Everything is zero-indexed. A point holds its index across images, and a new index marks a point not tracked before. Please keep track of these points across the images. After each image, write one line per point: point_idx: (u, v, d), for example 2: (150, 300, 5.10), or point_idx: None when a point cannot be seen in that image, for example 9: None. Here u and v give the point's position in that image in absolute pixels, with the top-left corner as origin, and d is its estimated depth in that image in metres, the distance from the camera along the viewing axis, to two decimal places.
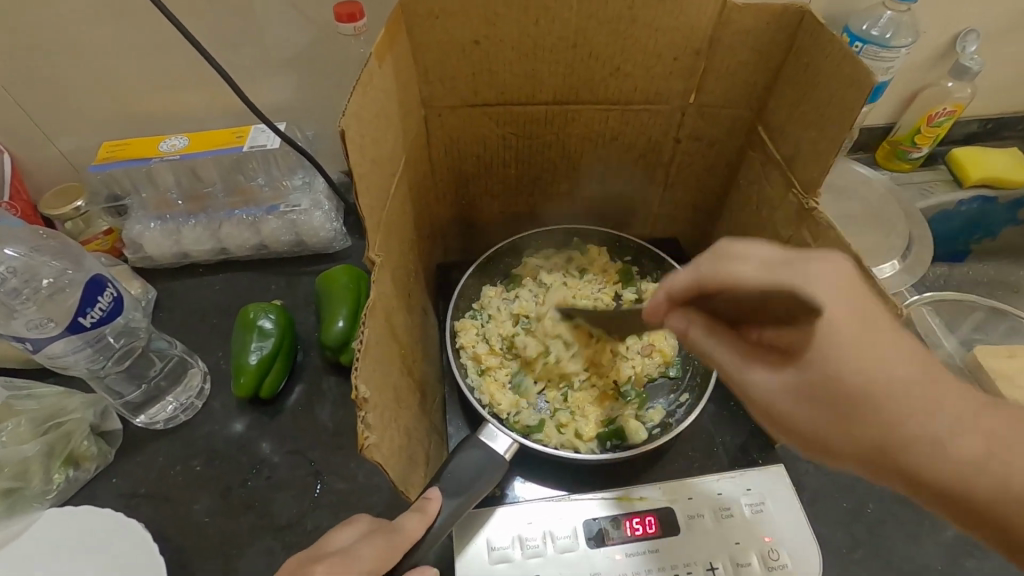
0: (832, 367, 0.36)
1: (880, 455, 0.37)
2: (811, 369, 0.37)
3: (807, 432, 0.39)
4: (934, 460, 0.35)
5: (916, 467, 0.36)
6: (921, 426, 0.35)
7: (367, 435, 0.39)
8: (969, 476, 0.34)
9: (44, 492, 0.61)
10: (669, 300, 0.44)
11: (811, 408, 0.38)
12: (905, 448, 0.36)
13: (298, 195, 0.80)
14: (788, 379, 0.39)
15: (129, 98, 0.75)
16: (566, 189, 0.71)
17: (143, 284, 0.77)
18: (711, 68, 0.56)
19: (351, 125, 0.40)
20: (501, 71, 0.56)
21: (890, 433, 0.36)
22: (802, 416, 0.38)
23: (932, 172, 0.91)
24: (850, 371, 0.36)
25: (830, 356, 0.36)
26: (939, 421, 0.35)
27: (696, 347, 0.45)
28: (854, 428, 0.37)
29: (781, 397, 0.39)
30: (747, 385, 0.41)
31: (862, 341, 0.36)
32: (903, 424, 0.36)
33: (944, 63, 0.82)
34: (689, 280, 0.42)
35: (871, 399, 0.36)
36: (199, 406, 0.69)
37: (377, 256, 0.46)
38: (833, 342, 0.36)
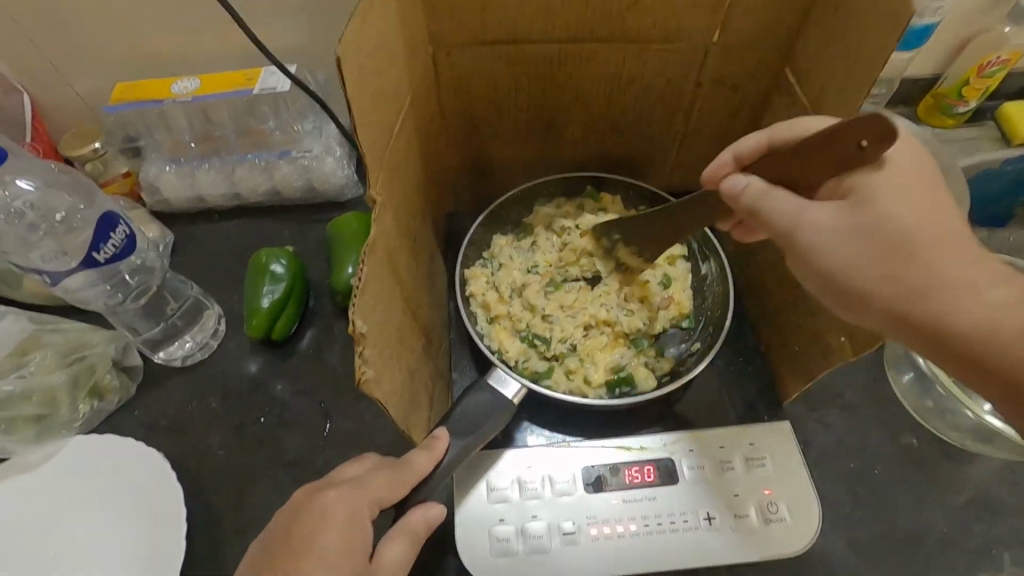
0: (885, 212, 0.41)
1: (909, 297, 0.41)
2: (866, 212, 0.41)
3: (847, 275, 0.42)
4: (955, 305, 0.40)
5: (936, 312, 0.40)
6: (949, 274, 0.40)
7: (364, 370, 0.39)
8: (982, 324, 0.40)
9: (71, 420, 0.64)
10: (735, 161, 0.50)
11: (859, 250, 0.42)
12: (940, 292, 0.40)
13: (310, 140, 0.79)
14: (845, 221, 0.42)
15: (140, 38, 0.74)
16: (581, 136, 0.69)
17: (160, 227, 0.78)
18: (739, 3, 0.52)
19: (347, 53, 0.38)
20: (512, 5, 0.53)
21: (926, 275, 0.40)
22: (842, 255, 0.42)
23: (978, 129, 0.85)
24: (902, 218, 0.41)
25: (886, 203, 0.41)
26: (970, 273, 0.40)
27: (751, 205, 0.45)
28: (897, 270, 0.41)
29: (839, 241, 0.42)
30: (802, 225, 0.43)
31: (915, 198, 0.41)
32: (938, 269, 0.40)
33: (1004, 5, 0.75)
34: (762, 141, 0.49)
35: (915, 245, 0.41)
36: (214, 345, 0.71)
37: (379, 195, 0.45)
38: (891, 192, 0.41)
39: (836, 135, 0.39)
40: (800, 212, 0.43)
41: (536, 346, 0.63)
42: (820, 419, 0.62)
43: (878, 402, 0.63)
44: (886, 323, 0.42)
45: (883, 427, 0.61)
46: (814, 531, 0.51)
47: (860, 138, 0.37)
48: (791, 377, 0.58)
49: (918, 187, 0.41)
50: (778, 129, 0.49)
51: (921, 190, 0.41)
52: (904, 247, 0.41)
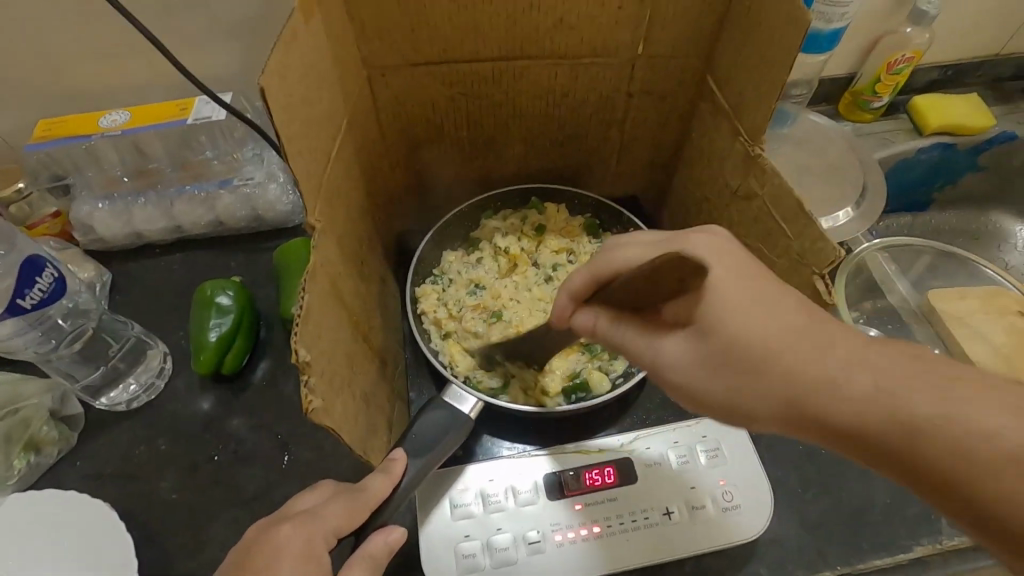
0: (724, 329, 0.37)
1: (793, 408, 0.35)
2: (711, 335, 0.38)
3: (718, 402, 0.39)
4: (846, 406, 0.34)
5: (830, 417, 0.34)
6: (813, 373, 0.35)
7: (311, 399, 0.39)
8: (872, 421, 0.33)
9: (5, 477, 0.61)
10: (573, 301, 0.46)
11: (716, 374, 0.38)
12: (826, 404, 0.34)
13: (251, 168, 0.78)
14: (695, 350, 0.39)
15: (62, 72, 0.71)
16: (522, 150, 0.70)
17: (96, 267, 0.75)
18: (658, 18, 0.55)
19: (272, 84, 0.38)
20: (442, 26, 0.54)
21: (790, 385, 0.35)
22: (706, 382, 0.39)
23: (894, 122, 0.91)
24: (742, 327, 0.37)
25: (722, 320, 0.37)
26: (844, 366, 0.35)
27: (606, 340, 0.45)
28: (759, 382, 0.37)
29: (690, 371, 0.39)
30: (662, 362, 0.41)
31: (747, 296, 0.37)
32: (810, 371, 0.35)
33: (903, 8, 0.81)
34: (587, 277, 0.44)
35: (768, 353, 0.36)
36: (160, 386, 0.68)
37: (318, 222, 0.45)
38: (717, 304, 0.37)
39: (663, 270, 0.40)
40: (656, 349, 0.41)
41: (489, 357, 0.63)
42: None
43: None
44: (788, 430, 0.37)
45: None
46: (767, 515, 0.53)
47: (682, 274, 0.39)
48: None
49: (738, 285, 0.38)
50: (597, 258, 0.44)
51: (742, 283, 0.38)
52: (756, 360, 0.36)
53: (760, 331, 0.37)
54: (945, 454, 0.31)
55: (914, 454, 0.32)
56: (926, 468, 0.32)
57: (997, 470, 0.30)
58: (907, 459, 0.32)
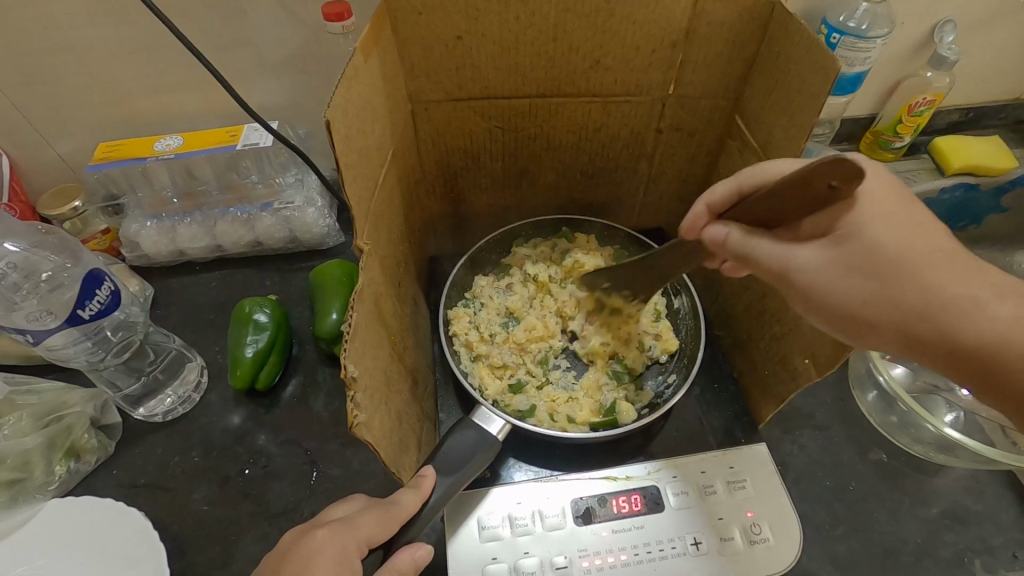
0: (873, 236, 0.42)
1: (913, 314, 0.42)
2: (854, 242, 0.42)
3: (842, 304, 0.43)
4: (963, 316, 0.42)
5: (951, 328, 0.42)
6: (943, 288, 0.42)
7: (356, 414, 0.41)
8: (986, 331, 0.42)
9: (46, 483, 0.62)
10: (709, 211, 0.50)
11: (854, 279, 0.43)
12: (944, 312, 0.42)
13: (292, 192, 0.81)
14: (835, 256, 0.43)
15: (123, 98, 0.76)
16: (554, 182, 0.73)
17: (140, 281, 0.78)
18: (690, 60, 0.58)
19: (335, 116, 0.42)
20: (484, 65, 0.57)
21: (925, 293, 0.42)
22: (841, 286, 0.43)
23: (916, 162, 0.93)
24: (888, 238, 0.42)
25: (871, 230, 0.42)
26: (971, 288, 0.42)
27: (738, 250, 0.45)
28: (888, 290, 0.42)
29: (830, 275, 0.43)
30: (793, 268, 0.43)
31: (893, 215, 0.43)
32: (935, 285, 0.42)
33: (923, 54, 0.83)
34: (732, 188, 0.49)
35: (907, 262, 0.42)
36: (196, 399, 0.70)
37: (365, 244, 0.47)
38: (868, 214, 0.42)
39: (809, 176, 0.37)
40: (787, 254, 0.43)
41: (518, 383, 0.65)
42: (794, 441, 0.64)
43: (848, 422, 0.66)
44: (900, 345, 0.43)
45: (855, 443, 0.64)
46: (796, 550, 0.53)
47: (830, 180, 0.36)
48: (765, 400, 0.61)
49: (888, 205, 0.43)
50: (746, 174, 0.48)
51: (895, 209, 0.43)
52: (898, 267, 0.42)
53: (900, 243, 0.42)
54: None
55: (997, 357, 0.41)
56: (1005, 362, 0.41)
57: None
58: (984, 362, 0.42)
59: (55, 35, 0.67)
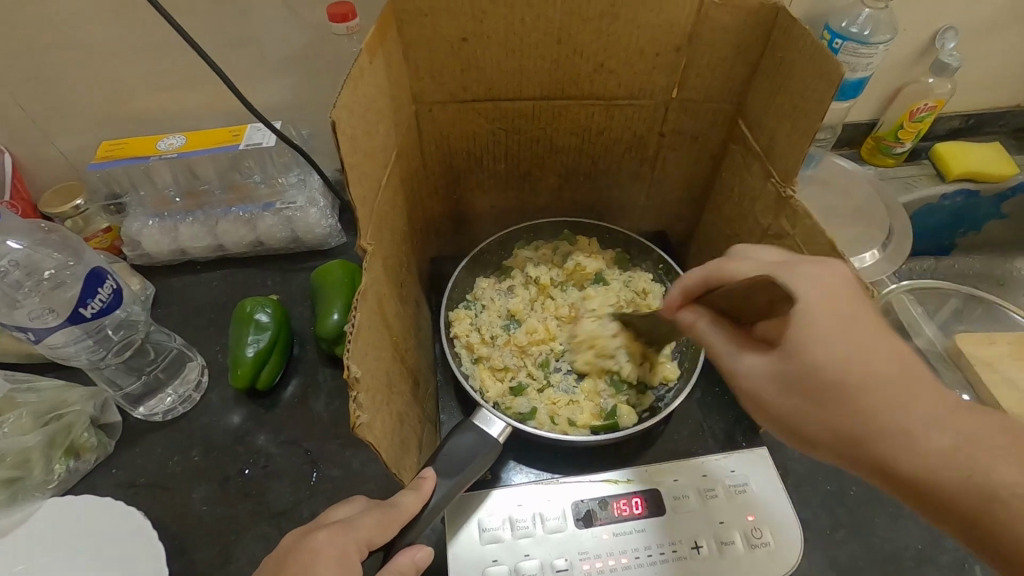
0: (811, 357, 0.38)
1: (846, 441, 0.38)
2: (795, 360, 0.39)
3: (780, 417, 0.41)
4: (911, 454, 0.36)
5: (898, 465, 0.36)
6: (885, 419, 0.36)
7: (358, 415, 0.41)
8: (941, 475, 0.35)
9: (45, 482, 0.62)
10: (684, 297, 0.48)
11: (790, 396, 0.40)
12: (881, 442, 0.36)
13: (294, 192, 0.81)
14: (776, 369, 0.40)
15: (126, 97, 0.76)
16: (556, 184, 0.73)
17: (142, 280, 0.78)
18: (694, 64, 0.58)
19: (341, 116, 0.42)
20: (488, 66, 0.57)
21: (861, 424, 0.37)
22: (778, 399, 0.40)
23: (917, 168, 0.93)
24: (824, 366, 0.37)
25: (810, 352, 0.38)
26: (918, 419, 0.36)
27: (699, 338, 0.47)
28: (826, 415, 0.38)
29: (768, 387, 0.41)
30: (739, 374, 0.43)
31: (836, 336, 0.37)
32: (876, 415, 0.36)
33: (926, 59, 0.83)
34: (700, 276, 0.47)
35: (848, 390, 0.37)
36: (197, 399, 0.70)
37: (369, 244, 0.47)
38: (809, 331, 0.38)
39: None
40: (736, 359, 0.43)
41: (519, 385, 0.65)
42: None
43: None
44: (841, 462, 0.39)
45: None
46: (797, 555, 0.53)
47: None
48: None
49: (832, 327, 0.38)
50: (714, 265, 0.46)
51: (844, 327, 0.38)
52: (831, 396, 0.37)
53: (839, 371, 0.37)
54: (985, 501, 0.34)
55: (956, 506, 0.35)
56: (970, 516, 0.34)
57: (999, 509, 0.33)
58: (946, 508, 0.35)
59: (58, 33, 0.67)
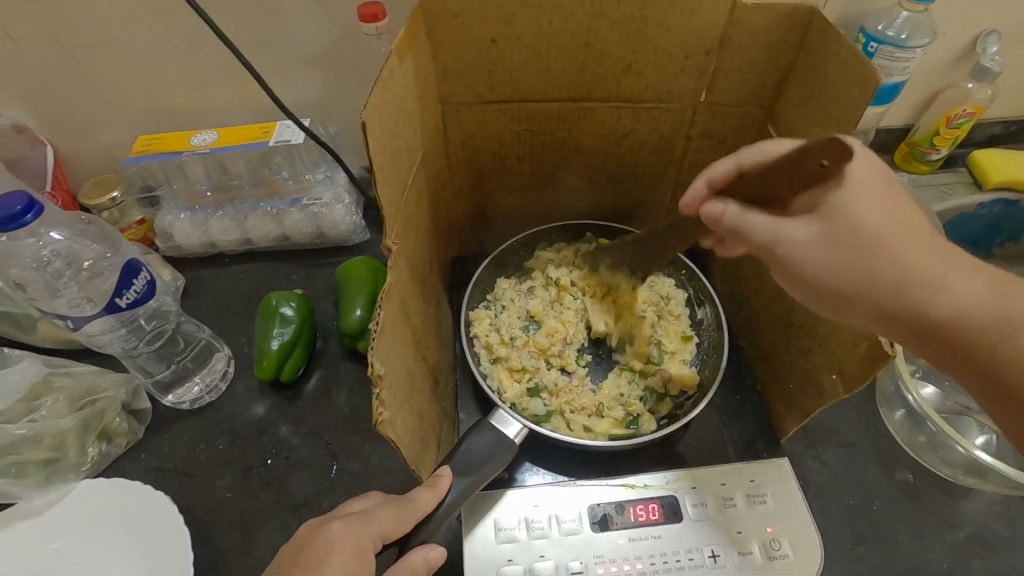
0: (857, 216, 0.43)
1: (884, 286, 0.43)
2: (839, 219, 0.44)
3: (819, 277, 0.45)
4: (939, 295, 0.42)
5: (929, 306, 0.42)
6: (920, 267, 0.43)
7: (381, 411, 0.41)
8: (966, 311, 0.41)
9: (79, 464, 0.64)
10: (709, 189, 0.52)
11: (838, 254, 0.44)
12: (917, 290, 0.43)
13: (321, 188, 0.82)
14: (820, 232, 0.44)
15: (162, 92, 0.78)
16: (580, 186, 0.73)
17: (172, 271, 0.80)
18: (724, 67, 0.57)
19: (371, 117, 0.42)
20: (515, 68, 0.58)
21: (899, 271, 0.43)
22: (822, 258, 0.45)
23: (954, 175, 0.91)
24: (869, 221, 0.43)
25: (854, 208, 0.44)
26: (943, 269, 0.43)
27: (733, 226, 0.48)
28: (868, 263, 0.43)
29: (813, 250, 0.45)
30: (783, 241, 0.45)
31: (875, 196, 0.44)
32: (910, 266, 0.43)
33: (965, 64, 0.81)
34: (731, 166, 0.51)
35: (885, 244, 0.43)
36: (222, 388, 0.72)
37: (394, 243, 0.48)
38: (858, 193, 0.44)
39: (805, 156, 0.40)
40: (780, 226, 0.45)
41: (537, 386, 0.65)
42: (818, 456, 0.63)
43: (874, 439, 0.64)
44: (874, 318, 0.44)
45: (881, 461, 0.63)
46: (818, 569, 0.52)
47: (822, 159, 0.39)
48: (788, 414, 0.60)
49: (876, 189, 0.44)
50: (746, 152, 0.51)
51: (882, 187, 0.44)
52: (874, 246, 0.43)
53: (883, 225, 0.43)
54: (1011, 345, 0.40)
55: (980, 342, 0.41)
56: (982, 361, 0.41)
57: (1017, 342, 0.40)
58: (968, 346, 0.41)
59: (102, 31, 0.70)
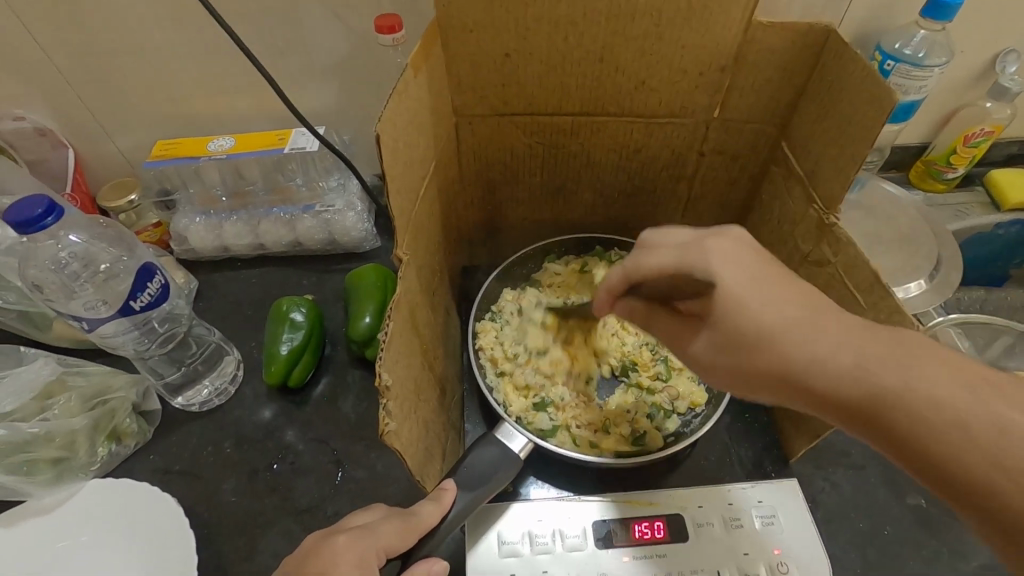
0: (728, 321, 0.41)
1: (779, 381, 0.39)
2: (716, 325, 0.42)
3: (725, 377, 0.43)
4: (828, 381, 0.36)
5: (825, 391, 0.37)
6: (800, 352, 0.38)
7: (388, 422, 0.41)
8: (853, 392, 0.35)
9: (89, 463, 0.65)
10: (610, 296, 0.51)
11: (725, 355, 0.42)
12: (805, 377, 0.37)
13: (333, 196, 0.83)
14: (709, 340, 0.43)
15: (181, 98, 0.79)
16: (591, 200, 0.73)
17: (186, 274, 0.82)
18: (738, 84, 0.57)
19: (385, 129, 0.43)
20: (529, 82, 0.58)
21: (782, 362, 0.38)
22: (719, 364, 0.43)
23: (970, 195, 0.89)
24: (741, 317, 0.40)
25: (727, 309, 0.41)
26: (826, 346, 0.37)
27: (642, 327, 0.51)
28: (752, 360, 0.40)
29: (709, 356, 0.43)
30: (687, 352, 0.46)
31: (747, 292, 0.41)
32: (793, 352, 0.38)
33: (983, 83, 0.80)
34: (620, 274, 0.49)
35: (767, 330, 0.39)
36: (231, 392, 0.72)
37: (405, 254, 0.48)
38: (725, 303, 0.41)
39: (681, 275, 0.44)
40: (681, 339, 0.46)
41: (543, 401, 0.64)
42: (827, 478, 0.62)
43: (885, 461, 0.63)
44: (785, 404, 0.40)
45: (892, 485, 0.62)
46: None
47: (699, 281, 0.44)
48: (798, 434, 0.60)
49: (739, 285, 0.41)
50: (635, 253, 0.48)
51: (750, 281, 0.41)
52: (751, 341, 0.40)
53: (757, 319, 0.40)
54: (919, 426, 0.33)
55: (886, 423, 0.34)
56: (905, 448, 0.34)
57: (914, 417, 0.33)
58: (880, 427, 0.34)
59: (125, 37, 0.71)
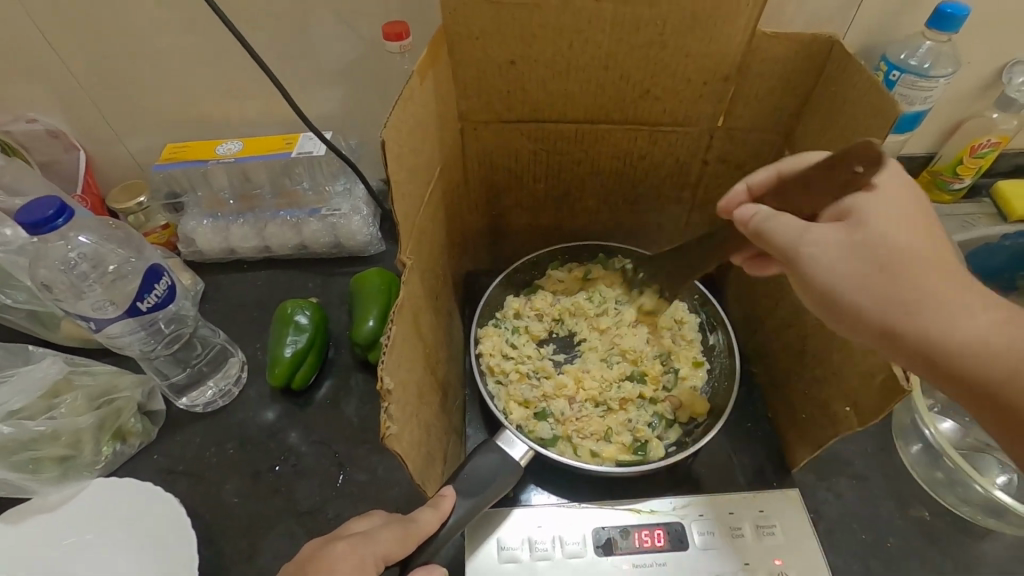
0: (879, 229, 0.42)
1: (910, 320, 0.41)
2: (866, 230, 0.43)
3: (828, 287, 0.43)
4: (958, 326, 0.41)
5: (941, 332, 0.41)
6: (937, 290, 0.41)
7: (388, 425, 0.42)
8: (977, 345, 0.40)
9: (93, 462, 0.66)
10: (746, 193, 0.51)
11: (861, 266, 0.42)
12: (931, 314, 0.41)
13: (339, 200, 0.84)
14: (847, 239, 0.43)
15: (191, 103, 0.80)
16: (594, 207, 0.74)
17: (193, 276, 0.82)
18: (742, 94, 0.58)
19: (390, 136, 0.43)
20: (535, 88, 0.59)
21: (924, 293, 0.41)
22: (842, 267, 0.43)
23: (978, 205, 0.89)
24: (899, 238, 0.42)
25: (887, 223, 0.43)
26: (962, 298, 0.41)
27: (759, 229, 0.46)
28: (888, 285, 0.42)
29: (840, 263, 0.43)
30: (807, 248, 0.44)
31: (907, 222, 0.43)
32: (941, 295, 0.41)
33: (989, 94, 0.80)
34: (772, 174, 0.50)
35: (908, 265, 0.42)
36: (235, 393, 0.73)
37: (408, 259, 0.48)
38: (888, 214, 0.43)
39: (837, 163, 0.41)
40: (809, 232, 0.44)
41: (544, 410, 0.64)
42: (830, 488, 0.62)
43: (889, 472, 0.63)
44: (880, 339, 0.43)
45: (896, 496, 0.61)
46: None
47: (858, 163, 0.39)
48: (800, 444, 0.59)
49: (908, 215, 0.43)
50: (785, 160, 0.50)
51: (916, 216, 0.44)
52: (898, 263, 0.42)
53: (913, 245, 0.42)
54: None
55: (988, 371, 0.40)
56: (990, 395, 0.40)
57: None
58: (957, 370, 0.41)
59: (137, 42, 0.72)
